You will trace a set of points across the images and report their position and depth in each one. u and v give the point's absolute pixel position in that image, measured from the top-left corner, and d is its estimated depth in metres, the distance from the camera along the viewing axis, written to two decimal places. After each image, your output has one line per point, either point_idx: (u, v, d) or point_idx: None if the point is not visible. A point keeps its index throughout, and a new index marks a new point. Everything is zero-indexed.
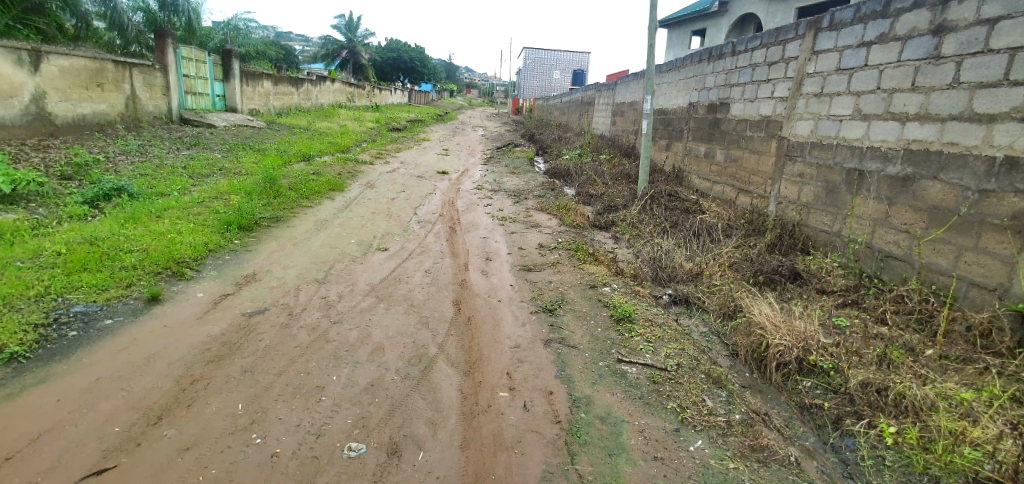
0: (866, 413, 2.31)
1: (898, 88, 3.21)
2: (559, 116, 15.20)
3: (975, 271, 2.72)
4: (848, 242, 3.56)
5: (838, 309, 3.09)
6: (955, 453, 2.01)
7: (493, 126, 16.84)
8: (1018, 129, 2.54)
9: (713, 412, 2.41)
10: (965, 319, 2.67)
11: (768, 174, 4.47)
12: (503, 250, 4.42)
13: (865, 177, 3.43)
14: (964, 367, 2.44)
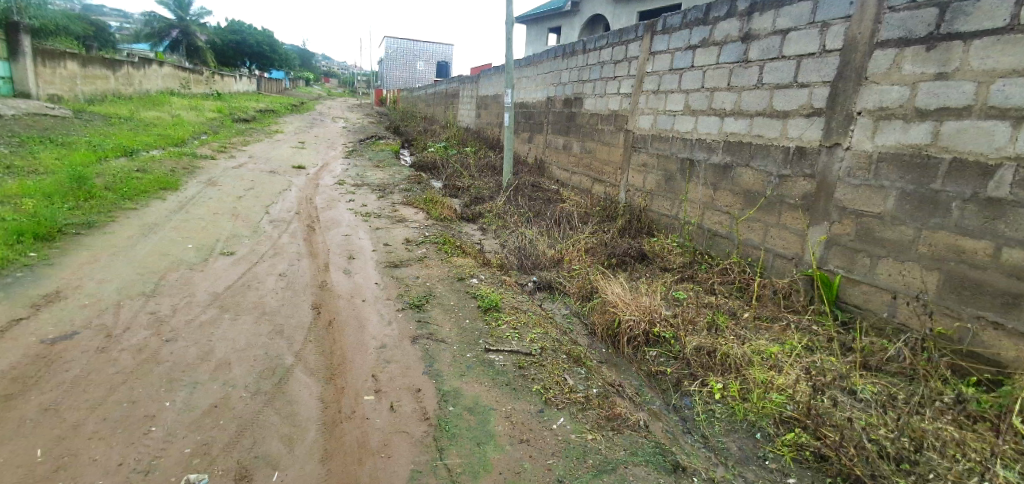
0: (700, 374, 2.62)
1: (718, 87, 3.67)
2: (423, 108, 15.03)
3: (778, 244, 3.22)
4: (683, 224, 4.00)
5: (677, 284, 3.45)
6: (766, 399, 2.38)
7: (353, 117, 16.11)
8: (804, 124, 3.04)
9: (574, 389, 2.56)
10: (772, 285, 3.15)
11: (617, 165, 4.85)
12: (367, 247, 4.24)
13: (695, 165, 3.87)
14: (771, 325, 2.88)
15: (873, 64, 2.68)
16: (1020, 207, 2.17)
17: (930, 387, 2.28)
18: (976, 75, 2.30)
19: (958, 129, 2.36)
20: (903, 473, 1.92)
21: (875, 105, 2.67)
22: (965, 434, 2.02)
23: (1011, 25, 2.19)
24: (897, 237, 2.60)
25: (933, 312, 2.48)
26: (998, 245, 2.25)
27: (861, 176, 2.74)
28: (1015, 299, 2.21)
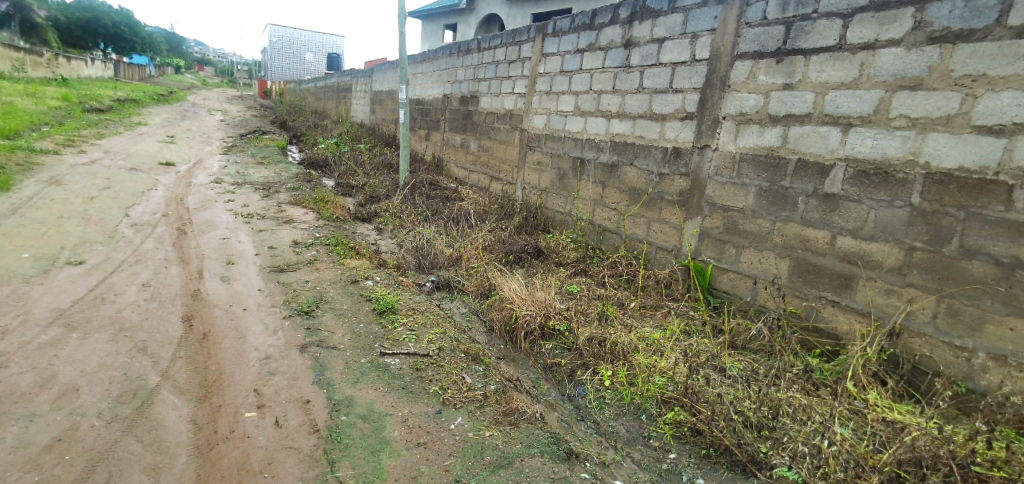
0: (591, 363, 2.76)
1: (604, 90, 3.87)
2: (313, 102, 14.22)
3: (660, 238, 3.47)
4: (576, 220, 4.18)
5: (571, 278, 3.59)
6: (650, 383, 2.57)
7: (231, 109, 14.81)
8: (679, 126, 3.30)
9: (472, 387, 2.56)
10: (655, 275, 3.39)
11: (513, 163, 4.94)
12: (249, 251, 3.91)
13: (585, 164, 4.06)
14: (655, 313, 3.10)
15: (734, 74, 2.98)
16: (848, 201, 2.53)
17: (784, 361, 2.58)
18: (813, 86, 2.64)
19: (802, 133, 2.69)
20: (762, 439, 2.17)
21: (737, 111, 2.97)
22: (811, 399, 2.32)
23: (839, 44, 2.54)
24: (756, 229, 2.92)
25: (785, 294, 2.82)
26: (833, 234, 2.61)
27: (727, 175, 3.04)
28: (846, 280, 2.57)
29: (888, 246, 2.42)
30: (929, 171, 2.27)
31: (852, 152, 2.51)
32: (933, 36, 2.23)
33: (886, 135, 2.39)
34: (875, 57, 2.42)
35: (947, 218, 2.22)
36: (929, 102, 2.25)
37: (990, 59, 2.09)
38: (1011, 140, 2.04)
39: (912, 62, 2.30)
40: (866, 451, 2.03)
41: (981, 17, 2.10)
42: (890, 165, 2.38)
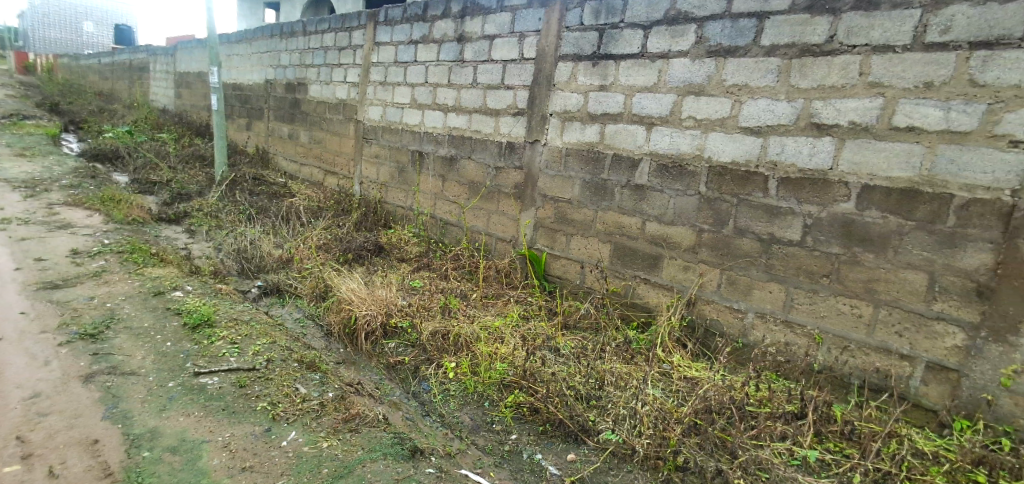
0: (435, 358, 2.78)
1: (439, 83, 3.87)
2: (95, 82, 11.86)
3: (500, 229, 3.60)
4: (417, 214, 4.13)
5: (414, 273, 3.54)
6: (492, 370, 2.66)
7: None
8: (512, 121, 3.44)
9: (306, 398, 2.39)
10: (496, 265, 3.51)
11: (349, 156, 4.71)
12: (4, 267, 3.12)
13: (424, 157, 4.03)
14: (496, 302, 3.22)
15: (558, 73, 3.19)
16: (654, 190, 2.89)
17: (608, 335, 2.88)
18: (623, 89, 2.95)
19: (615, 130, 2.99)
20: (590, 409, 2.40)
21: (562, 108, 3.20)
22: (629, 367, 2.62)
23: (641, 52, 2.87)
24: (582, 217, 3.18)
25: (608, 275, 3.13)
26: (643, 220, 2.96)
27: (555, 168, 3.26)
28: (654, 260, 2.94)
29: (684, 229, 2.82)
30: (711, 164, 2.68)
31: (655, 148, 2.86)
32: (710, 51, 2.64)
33: (680, 134, 2.77)
34: (669, 65, 2.78)
35: (725, 204, 2.66)
36: (710, 106, 2.66)
37: (749, 72, 2.53)
38: (765, 139, 2.51)
39: (696, 71, 2.69)
40: (672, 406, 2.35)
41: (742, 37, 2.53)
42: (683, 159, 2.77)
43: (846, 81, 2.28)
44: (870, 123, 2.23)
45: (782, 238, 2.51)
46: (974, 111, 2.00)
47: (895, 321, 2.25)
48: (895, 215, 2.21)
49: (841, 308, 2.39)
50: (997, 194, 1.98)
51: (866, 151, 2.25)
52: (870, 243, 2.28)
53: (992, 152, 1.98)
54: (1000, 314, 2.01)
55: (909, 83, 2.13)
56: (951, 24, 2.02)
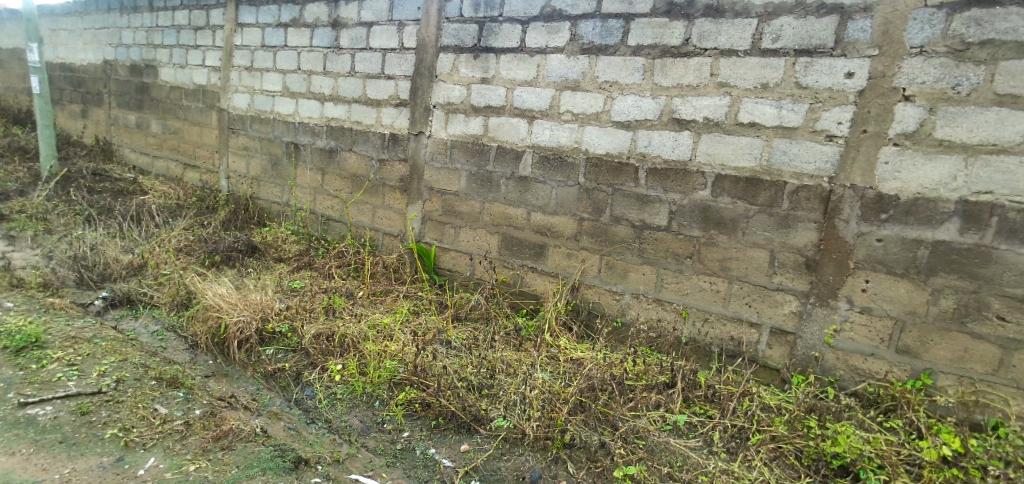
0: (319, 361, 2.64)
1: (314, 70, 3.64)
2: None
3: (386, 224, 3.51)
4: (295, 210, 3.88)
5: (293, 274, 3.34)
6: (381, 368, 2.59)
7: None
8: (395, 112, 3.35)
9: (168, 419, 2.14)
10: (383, 260, 3.41)
11: (212, 148, 4.29)
12: None
13: (301, 149, 3.78)
14: (385, 298, 3.14)
15: (440, 64, 3.16)
16: (537, 182, 2.98)
17: (499, 324, 2.95)
18: (504, 82, 3.00)
19: (499, 123, 3.04)
20: (482, 398, 2.42)
21: (445, 100, 3.17)
22: (519, 354, 2.70)
23: (521, 47, 2.93)
24: (470, 209, 3.20)
25: (496, 265, 3.20)
26: (528, 211, 3.04)
27: (441, 160, 3.24)
28: (540, 249, 3.05)
29: (567, 218, 2.95)
30: (588, 156, 2.83)
31: (536, 140, 2.95)
32: (583, 48, 2.76)
33: (559, 127, 2.88)
34: (546, 61, 2.87)
35: (602, 194, 2.83)
36: (584, 101, 2.80)
37: (618, 70, 2.69)
38: (634, 133, 2.69)
39: (572, 67, 2.81)
40: (559, 387, 2.45)
41: (612, 36, 2.68)
42: (563, 152, 2.89)
43: (700, 80, 2.51)
44: (720, 118, 2.49)
45: (652, 224, 2.73)
46: (799, 109, 2.31)
47: (745, 293, 2.56)
48: (742, 200, 2.49)
49: (702, 285, 2.65)
50: (817, 181, 2.32)
51: (718, 144, 2.51)
52: (724, 226, 2.55)
53: (813, 145, 2.31)
54: (823, 282, 2.37)
55: (750, 84, 2.40)
56: (780, 33, 2.32)
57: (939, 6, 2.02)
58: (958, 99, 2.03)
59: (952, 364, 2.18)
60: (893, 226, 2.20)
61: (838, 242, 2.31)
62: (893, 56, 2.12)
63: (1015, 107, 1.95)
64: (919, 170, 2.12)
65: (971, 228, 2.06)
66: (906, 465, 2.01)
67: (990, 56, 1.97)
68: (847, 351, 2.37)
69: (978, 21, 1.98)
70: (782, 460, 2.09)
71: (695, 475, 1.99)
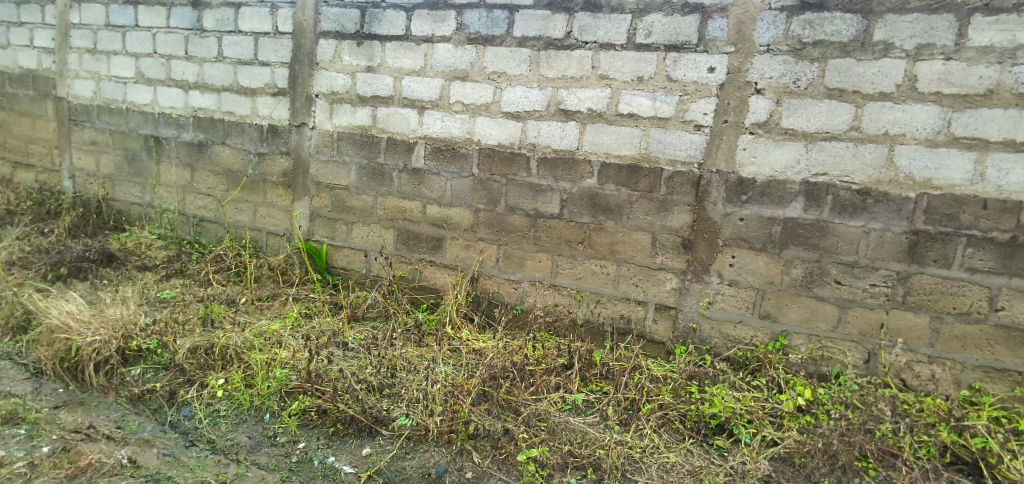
0: (197, 377, 2.41)
1: (173, 55, 3.36)
2: None
3: (269, 223, 3.34)
4: (160, 212, 3.61)
5: (162, 283, 3.10)
6: (271, 378, 2.41)
7: None
8: (272, 103, 3.18)
9: (5, 463, 1.84)
10: (269, 263, 3.26)
11: (50, 142, 3.85)
12: None
13: (162, 144, 3.51)
14: (272, 304, 3.01)
15: (320, 51, 3.04)
16: (431, 173, 2.95)
17: (398, 321, 2.89)
18: (390, 71, 2.92)
19: (387, 114, 2.96)
20: (383, 398, 2.33)
21: (328, 89, 3.05)
22: (420, 349, 2.65)
23: (406, 35, 2.86)
24: (362, 205, 3.11)
25: (393, 261, 3.13)
26: (423, 204, 3.00)
27: (327, 153, 3.12)
28: (437, 242, 3.03)
29: (463, 210, 2.94)
30: (480, 147, 2.83)
31: (428, 132, 2.91)
32: (470, 38, 2.75)
33: (450, 118, 2.86)
34: (434, 50, 2.82)
35: (496, 184, 2.85)
36: (473, 91, 2.79)
37: (506, 61, 2.71)
38: (524, 124, 2.74)
39: (460, 57, 2.79)
40: (462, 379, 2.42)
41: (498, 27, 2.70)
42: (455, 143, 2.87)
43: (582, 72, 2.60)
44: (603, 109, 2.60)
45: (545, 212, 2.80)
46: (672, 101, 2.49)
47: (633, 274, 2.72)
48: (625, 187, 2.64)
49: (594, 269, 2.78)
50: (689, 167, 2.51)
51: (602, 134, 2.63)
52: (611, 212, 2.69)
53: (684, 134, 2.49)
54: (697, 260, 2.59)
55: (627, 77, 2.54)
56: (652, 29, 2.46)
57: (780, 9, 2.27)
58: (799, 92, 2.30)
59: (803, 325, 2.49)
60: (752, 206, 2.45)
61: (709, 222, 2.53)
62: (746, 53, 2.34)
63: (841, 100, 2.25)
64: (770, 156, 2.38)
65: (813, 206, 2.36)
66: (770, 417, 2.26)
67: (822, 54, 2.25)
68: (720, 321, 2.62)
69: (811, 23, 2.24)
70: (669, 426, 2.26)
71: (593, 450, 2.08)
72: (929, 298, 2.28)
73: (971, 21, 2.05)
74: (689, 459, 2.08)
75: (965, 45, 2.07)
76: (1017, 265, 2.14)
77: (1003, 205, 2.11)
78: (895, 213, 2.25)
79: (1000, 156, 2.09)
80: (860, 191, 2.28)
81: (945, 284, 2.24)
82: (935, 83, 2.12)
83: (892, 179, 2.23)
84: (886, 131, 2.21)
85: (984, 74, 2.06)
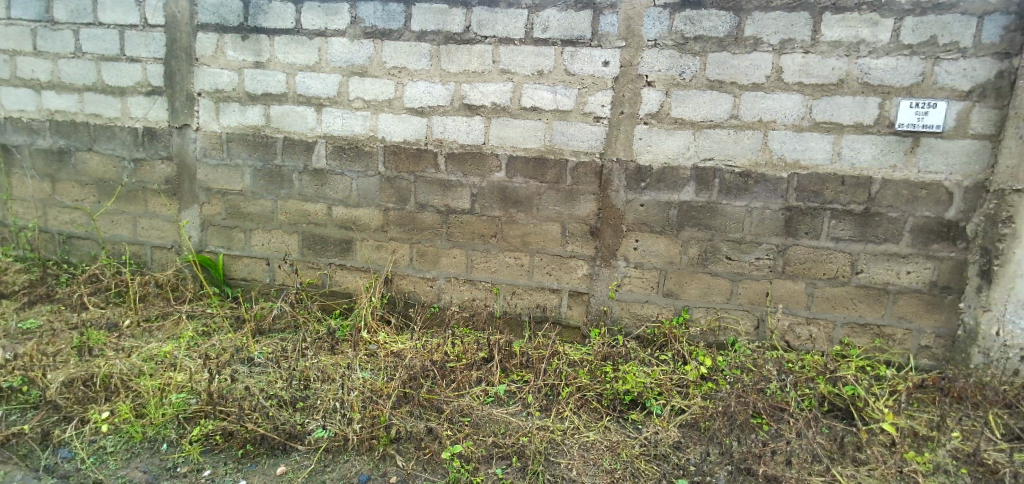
0: (75, 413, 2.11)
1: (19, 50, 3.02)
2: None
3: (153, 235, 3.12)
4: (15, 231, 3.25)
5: (24, 312, 2.81)
6: (166, 405, 2.18)
7: None
8: (146, 103, 2.95)
9: None
10: (155, 279, 3.02)
11: None
12: None
13: (12, 152, 3.16)
14: (163, 323, 2.78)
15: (199, 46, 2.82)
16: (334, 173, 2.84)
17: (309, 330, 2.75)
18: (282, 67, 2.76)
19: (281, 112, 2.82)
20: (296, 412, 2.17)
21: (212, 87, 2.86)
22: (334, 357, 2.53)
23: (296, 28, 2.71)
24: (259, 210, 2.96)
25: (299, 268, 3.01)
26: (328, 205, 2.89)
27: (217, 156, 2.94)
28: (346, 244, 2.93)
29: (371, 210, 2.86)
30: (385, 145, 2.76)
31: (328, 130, 2.79)
32: (366, 32, 2.66)
33: (351, 115, 2.76)
34: (328, 44, 2.70)
35: (404, 182, 2.79)
36: (374, 87, 2.70)
37: (405, 55, 2.65)
38: (429, 119, 2.70)
39: (356, 52, 2.68)
40: (381, 383, 2.33)
41: (394, 21, 2.62)
42: (358, 141, 2.78)
43: (484, 67, 2.60)
44: (506, 103, 2.62)
45: (456, 208, 2.79)
46: (571, 94, 2.56)
47: (545, 264, 2.78)
48: (533, 179, 2.68)
49: (508, 261, 2.81)
50: (592, 157, 2.61)
51: (507, 128, 2.65)
52: (521, 204, 2.73)
53: (585, 126, 2.58)
54: (605, 246, 2.70)
55: (528, 71, 2.58)
56: (548, 24, 2.51)
57: (663, 6, 2.41)
58: (684, 84, 2.46)
59: (701, 299, 2.68)
60: (650, 192, 2.59)
61: (613, 210, 2.65)
62: (636, 47, 2.47)
63: (721, 90, 2.44)
64: (664, 144, 2.53)
65: (703, 189, 2.54)
66: (677, 387, 2.41)
67: (703, 49, 2.42)
68: (629, 301, 2.75)
69: (691, 19, 2.40)
70: (588, 406, 2.34)
71: (517, 437, 2.06)
72: (804, 267, 2.54)
73: (822, 19, 2.30)
74: (608, 435, 2.15)
75: (819, 40, 2.32)
76: (871, 232, 2.45)
77: (857, 181, 2.41)
78: (772, 192, 2.49)
79: (851, 137, 2.38)
80: (742, 174, 2.49)
81: (816, 253, 2.51)
82: (797, 74, 2.36)
83: (767, 161, 2.46)
84: (760, 118, 2.43)
85: (835, 66, 2.33)
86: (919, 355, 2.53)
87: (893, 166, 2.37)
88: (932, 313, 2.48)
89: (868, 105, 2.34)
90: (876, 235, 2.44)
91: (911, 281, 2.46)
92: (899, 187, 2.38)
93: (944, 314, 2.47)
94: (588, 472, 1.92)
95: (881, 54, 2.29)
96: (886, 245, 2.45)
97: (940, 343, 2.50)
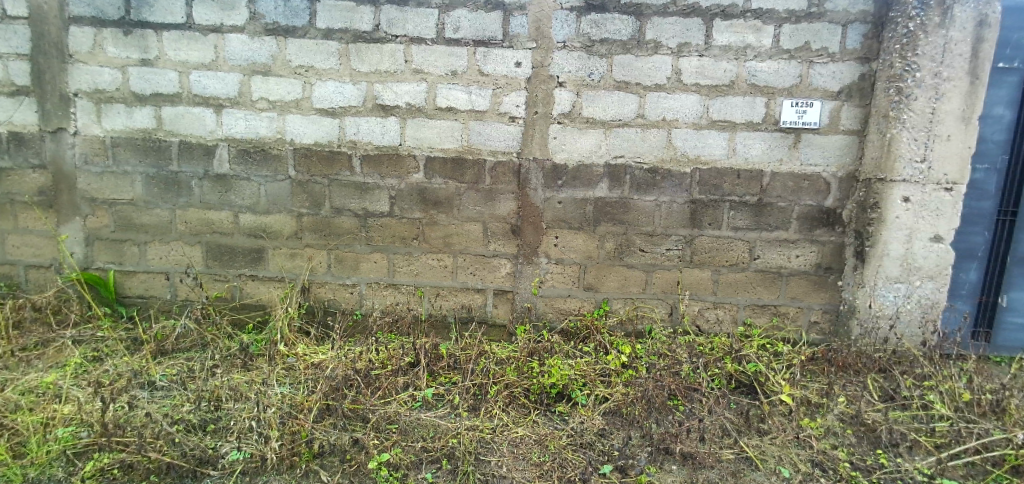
0: None
1: None
2: None
3: (27, 253, 2.80)
4: None
5: None
6: (50, 441, 1.87)
7: None
8: (10, 104, 2.64)
9: None
10: (31, 302, 2.69)
11: None
12: None
13: None
14: (43, 352, 2.46)
15: (72, 41, 2.55)
16: (238, 178, 2.67)
17: (218, 347, 2.56)
18: (173, 65, 2.56)
19: (175, 114, 2.61)
20: (206, 435, 2.00)
21: (91, 87, 2.59)
22: (248, 374, 2.37)
23: (188, 23, 2.52)
24: (154, 221, 2.74)
25: (203, 281, 2.81)
26: (234, 213, 2.72)
27: (100, 163, 2.68)
28: (257, 253, 2.77)
29: (283, 216, 2.72)
30: (294, 147, 2.63)
31: (229, 133, 2.63)
32: (268, 28, 2.52)
33: (254, 116, 2.61)
34: (225, 41, 2.53)
35: (318, 186, 2.68)
36: (279, 87, 2.58)
37: (312, 54, 2.54)
38: (341, 120, 2.61)
39: (258, 49, 2.54)
40: (302, 397, 2.19)
41: (298, 18, 2.51)
42: (265, 144, 2.63)
43: (396, 67, 2.56)
44: (421, 104, 2.59)
45: (375, 211, 2.71)
46: (485, 94, 2.58)
47: (468, 264, 2.78)
48: (452, 180, 2.67)
49: (430, 264, 2.79)
50: (509, 157, 2.64)
51: (423, 128, 2.62)
52: (441, 205, 2.71)
53: (501, 126, 2.61)
54: (526, 244, 2.74)
55: (441, 71, 2.56)
56: (459, 24, 2.51)
57: (570, 9, 2.49)
58: (593, 85, 2.56)
59: (619, 291, 2.80)
60: (567, 190, 2.67)
61: (532, 208, 2.69)
62: (546, 49, 2.53)
63: (628, 91, 2.56)
64: (577, 143, 2.62)
65: (616, 185, 2.65)
66: (600, 376, 2.48)
67: (608, 51, 2.52)
68: (552, 297, 2.81)
69: (597, 23, 2.50)
70: (515, 402, 2.35)
71: (446, 440, 2.02)
72: (709, 255, 2.73)
73: (713, 24, 2.48)
74: (535, 429, 2.17)
75: (712, 44, 2.50)
76: (765, 221, 2.67)
77: (751, 174, 2.62)
78: (678, 187, 2.65)
79: (744, 134, 2.58)
80: (650, 170, 2.63)
81: (719, 242, 2.71)
82: (694, 76, 2.53)
83: (673, 158, 2.62)
84: (664, 117, 2.58)
85: (727, 68, 2.52)
86: (809, 330, 2.80)
87: (781, 160, 2.60)
88: (819, 291, 2.75)
89: (756, 105, 2.55)
90: (770, 223, 2.67)
91: (800, 264, 2.72)
92: (786, 179, 2.62)
93: (829, 292, 2.74)
94: (517, 467, 1.93)
95: (765, 58, 2.51)
96: (777, 232, 2.68)
97: (826, 318, 2.78)
